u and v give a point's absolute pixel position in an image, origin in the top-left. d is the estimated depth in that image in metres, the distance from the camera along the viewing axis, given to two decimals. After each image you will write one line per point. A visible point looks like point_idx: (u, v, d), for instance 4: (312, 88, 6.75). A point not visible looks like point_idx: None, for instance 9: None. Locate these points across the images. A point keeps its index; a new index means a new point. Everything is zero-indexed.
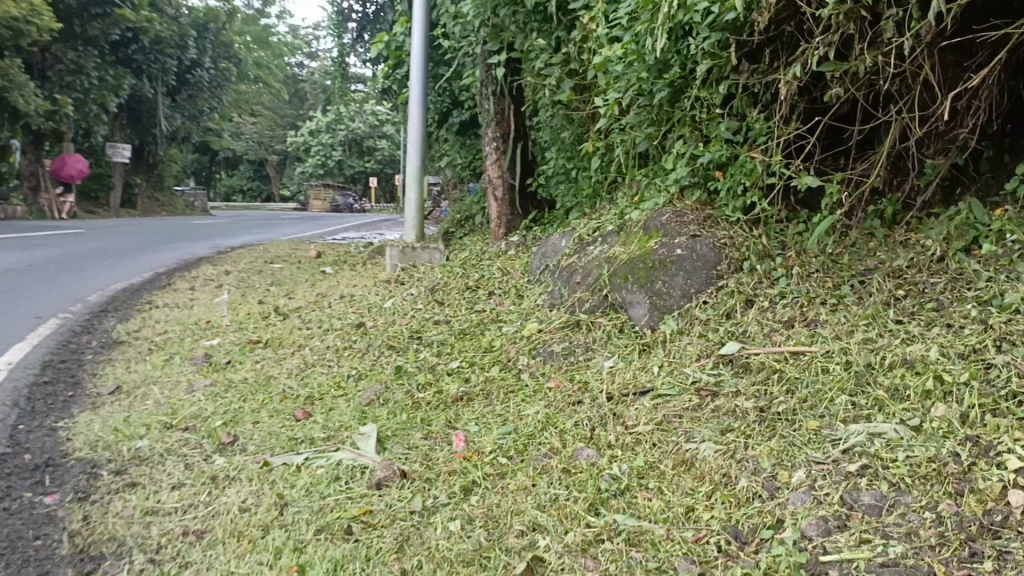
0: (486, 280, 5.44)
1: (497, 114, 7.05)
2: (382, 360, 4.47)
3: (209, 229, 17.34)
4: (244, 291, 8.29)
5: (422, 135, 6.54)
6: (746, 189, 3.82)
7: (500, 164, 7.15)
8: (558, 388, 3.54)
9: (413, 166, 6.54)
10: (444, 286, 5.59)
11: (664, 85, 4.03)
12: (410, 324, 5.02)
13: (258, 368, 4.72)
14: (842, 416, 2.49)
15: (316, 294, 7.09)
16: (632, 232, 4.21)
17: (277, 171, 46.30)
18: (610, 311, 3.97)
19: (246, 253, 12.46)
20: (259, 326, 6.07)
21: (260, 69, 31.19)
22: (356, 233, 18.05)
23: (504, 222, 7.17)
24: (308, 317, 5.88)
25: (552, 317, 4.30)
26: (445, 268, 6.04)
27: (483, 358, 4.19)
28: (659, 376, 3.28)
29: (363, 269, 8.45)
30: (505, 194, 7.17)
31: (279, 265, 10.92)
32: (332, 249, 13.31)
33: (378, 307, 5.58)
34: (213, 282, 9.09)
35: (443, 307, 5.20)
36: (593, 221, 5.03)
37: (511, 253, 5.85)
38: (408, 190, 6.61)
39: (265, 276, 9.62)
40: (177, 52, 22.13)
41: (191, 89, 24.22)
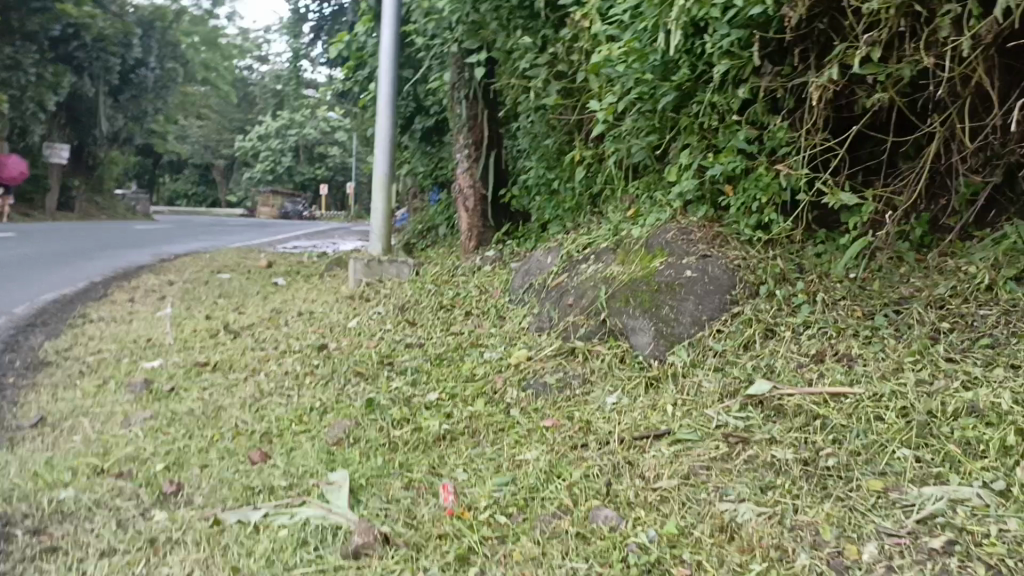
0: (462, 298, 4.99)
1: (469, 120, 6.64)
2: (350, 389, 3.97)
3: (152, 235, 16.41)
4: (189, 304, 7.63)
5: (390, 140, 6.05)
6: (760, 205, 3.49)
7: (471, 172, 6.72)
8: (557, 428, 3.12)
9: (380, 173, 6.04)
10: (415, 304, 5.11)
11: (669, 88, 3.69)
12: (379, 347, 4.53)
13: (206, 398, 4.16)
14: (910, 476, 2.13)
15: (270, 309, 6.50)
16: (631, 250, 3.83)
17: (225, 176, 44.90)
18: (609, 338, 3.58)
19: (192, 261, 11.71)
20: (207, 346, 5.49)
21: (210, 71, 30.15)
22: (308, 242, 17.34)
23: (475, 235, 6.73)
24: (262, 337, 5.32)
25: (542, 343, 3.88)
26: (415, 283, 5.54)
27: (465, 389, 3.74)
28: (676, 415, 2.89)
29: (321, 282, 7.90)
30: (477, 205, 6.72)
31: (228, 275, 10.23)
32: (284, 259, 12.64)
33: (342, 326, 5.06)
34: (154, 293, 8.38)
35: (416, 327, 4.72)
36: (582, 236, 4.63)
37: (488, 269, 5.42)
38: (374, 199, 6.08)
39: (212, 287, 8.94)
40: (121, 51, 21.16)
41: (136, 90, 23.18)
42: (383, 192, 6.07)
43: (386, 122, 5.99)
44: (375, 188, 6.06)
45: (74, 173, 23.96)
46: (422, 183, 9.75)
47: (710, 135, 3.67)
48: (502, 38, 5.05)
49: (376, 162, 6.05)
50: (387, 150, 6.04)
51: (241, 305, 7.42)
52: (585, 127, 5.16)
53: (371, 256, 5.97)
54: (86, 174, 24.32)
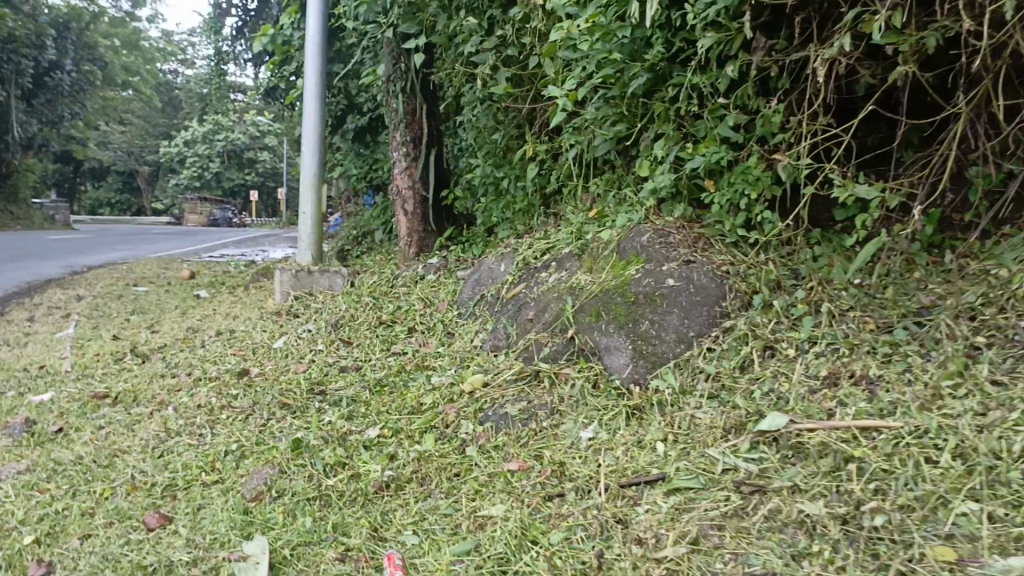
0: (404, 312, 4.41)
1: (407, 115, 6.06)
2: (274, 425, 3.33)
3: (61, 245, 15.12)
4: (94, 322, 6.75)
5: (320, 137, 5.41)
6: (749, 202, 3.06)
7: (410, 172, 6.13)
8: (525, 473, 2.60)
9: (310, 173, 5.38)
10: (350, 319, 4.50)
11: (641, 69, 3.23)
12: (309, 371, 3.90)
13: (98, 439, 3.43)
14: (988, 542, 1.72)
15: (185, 327, 5.72)
16: (601, 256, 3.34)
17: (147, 182, 42.74)
18: (581, 359, 3.08)
19: (104, 274, 10.68)
20: (109, 372, 4.66)
21: (130, 73, 28.55)
22: (235, 251, 16.34)
23: (415, 240, 6.15)
24: (172, 360, 4.59)
25: (499, 365, 3.33)
26: (350, 294, 4.92)
27: (411, 423, 3.16)
28: (670, 456, 2.41)
29: (245, 294, 7.16)
30: (417, 208, 6.14)
31: (143, 288, 9.31)
32: (208, 268, 11.73)
33: (266, 347, 4.40)
34: (57, 310, 7.46)
35: (351, 348, 4.11)
36: (538, 240, 4.12)
37: (432, 278, 4.85)
38: (301, 202, 5.41)
39: (124, 302, 8.05)
40: (30, 51, 19.72)
41: (48, 92, 21.64)
42: (312, 194, 5.40)
43: (314, 116, 5.35)
44: (303, 191, 5.39)
45: None
46: (355, 185, 9.08)
47: (688, 124, 3.23)
48: (443, 20, 4.51)
49: (304, 162, 5.38)
50: (316, 147, 5.38)
51: (153, 323, 6.59)
52: (537, 120, 4.66)
53: (299, 266, 5.25)
54: None
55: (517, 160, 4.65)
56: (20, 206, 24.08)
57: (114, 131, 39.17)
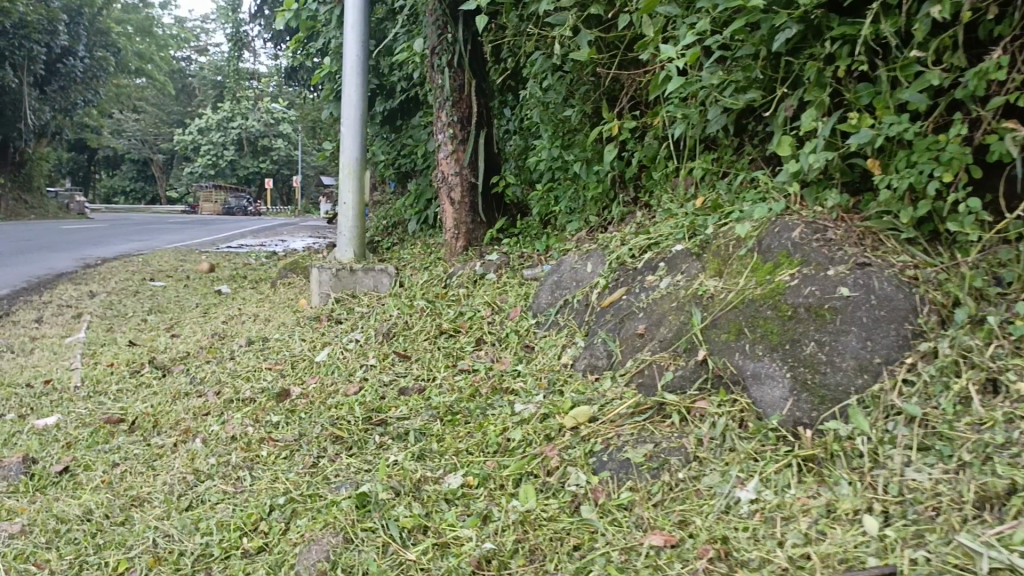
0: (469, 319, 3.77)
1: (455, 92, 5.41)
2: (328, 467, 2.70)
3: (74, 236, 14.53)
4: (108, 324, 6.13)
5: (360, 114, 4.68)
6: (937, 188, 2.40)
7: (457, 156, 5.49)
8: (676, 553, 1.93)
9: (350, 156, 4.65)
10: (404, 326, 3.86)
11: (791, 20, 2.56)
12: (361, 393, 3.26)
13: (112, 483, 2.79)
14: None
15: (209, 332, 5.08)
16: (733, 258, 2.68)
17: (163, 170, 42.27)
18: (718, 391, 2.43)
19: (121, 267, 10.10)
20: (125, 389, 4.01)
21: (145, 60, 28.01)
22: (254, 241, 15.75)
23: (464, 232, 5.54)
24: (198, 375, 3.95)
25: (605, 394, 2.66)
26: (399, 296, 4.28)
27: (502, 468, 2.52)
28: (889, 539, 1.77)
29: (274, 293, 6.53)
30: (465, 196, 5.53)
31: (160, 283, 8.71)
32: (228, 260, 11.15)
33: (307, 361, 3.76)
34: (69, 309, 6.85)
35: (410, 364, 3.47)
36: (631, 234, 3.46)
37: (493, 278, 4.21)
38: (341, 191, 4.68)
39: (141, 300, 7.46)
40: (43, 37, 19.14)
41: (61, 80, 21.06)
42: (353, 181, 4.67)
43: (354, 90, 4.64)
44: (343, 177, 4.67)
45: None
46: (384, 173, 8.44)
47: (847, 90, 2.56)
48: None
49: (343, 144, 4.66)
50: (356, 127, 4.67)
51: (173, 325, 5.96)
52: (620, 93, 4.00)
53: (339, 264, 4.57)
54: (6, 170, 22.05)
55: (596, 140, 3.99)
56: (35, 195, 23.61)
57: (128, 120, 38.69)
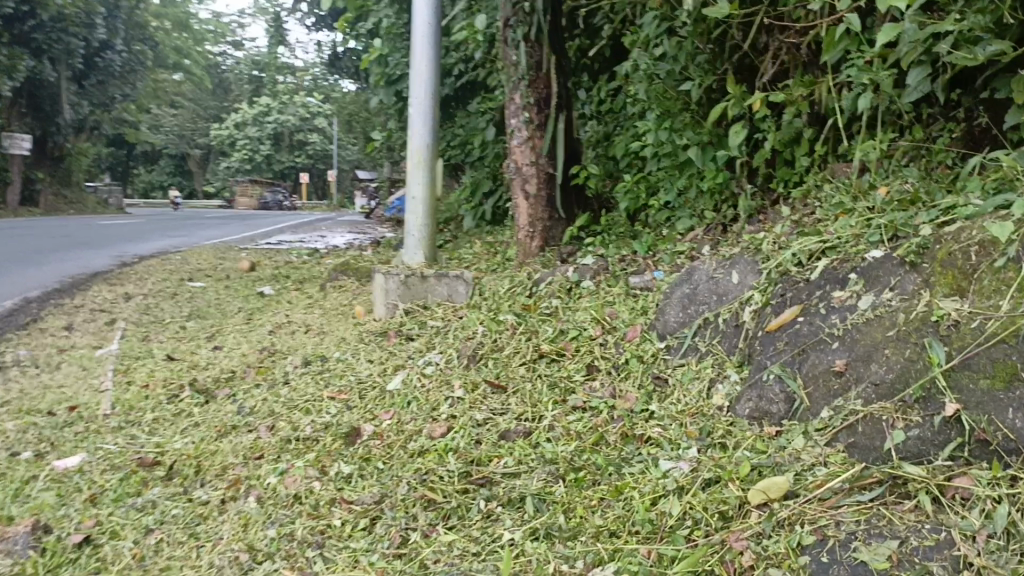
0: (569, 336, 3.09)
1: (530, 70, 4.80)
2: (423, 548, 2.04)
3: (110, 232, 14.19)
4: (144, 333, 5.58)
5: (432, 92, 4.00)
6: None
7: (533, 144, 4.88)
8: None
9: (419, 142, 3.98)
10: (491, 346, 3.21)
11: None
12: (450, 436, 2.63)
13: (146, 562, 2.17)
14: None
15: (255, 347, 4.48)
16: (980, 271, 1.97)
17: (200, 165, 42.30)
18: (981, 463, 1.72)
19: (158, 266, 9.62)
20: (161, 420, 3.41)
21: (182, 54, 27.82)
22: (293, 237, 15.28)
23: (539, 230, 4.94)
24: (247, 405, 3.34)
25: (799, 456, 1.94)
26: (479, 309, 3.65)
27: (668, 563, 1.81)
28: None
29: (323, 298, 5.94)
30: (542, 189, 4.91)
31: (199, 284, 8.19)
32: (268, 257, 10.65)
33: (377, 390, 3.14)
34: (102, 314, 6.32)
35: (508, 398, 2.81)
36: (785, 234, 2.74)
37: (591, 287, 3.54)
38: (409, 183, 4.01)
39: (178, 304, 6.91)
40: (81, 31, 18.83)
41: (99, 75, 20.78)
42: (422, 171, 3.99)
43: (425, 64, 3.96)
44: (411, 166, 4.00)
45: (36, 165, 21.56)
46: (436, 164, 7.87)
47: None
48: None
49: (411, 128, 3.99)
50: (427, 108, 3.99)
51: (214, 335, 5.40)
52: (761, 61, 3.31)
53: (407, 269, 3.90)
54: (45, 166, 21.95)
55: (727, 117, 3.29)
56: (74, 191, 23.49)
57: (166, 114, 38.64)
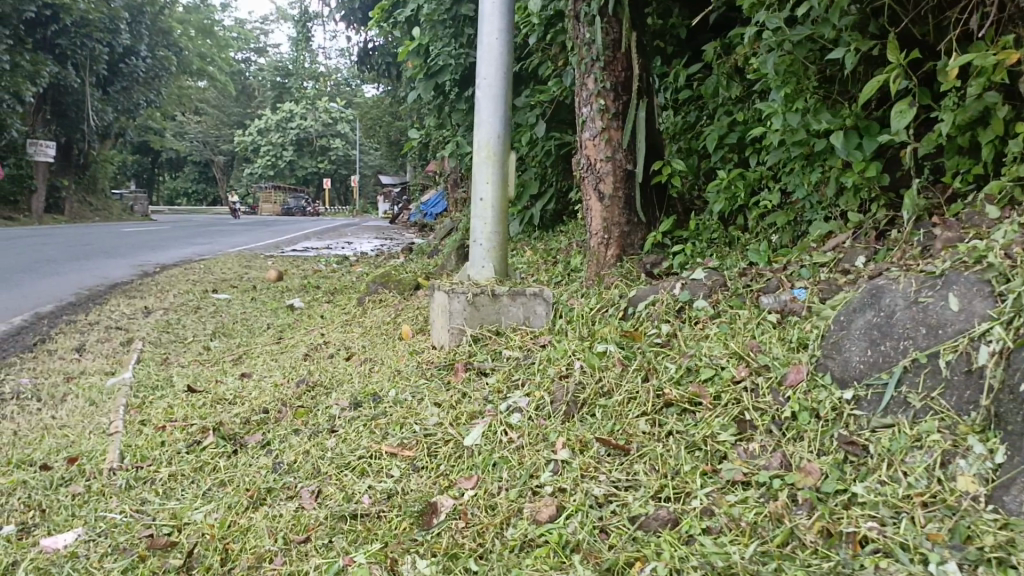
0: (700, 375, 2.38)
1: (606, 50, 4.14)
2: None
3: (133, 240, 13.75)
4: (163, 357, 4.98)
5: (503, 72, 3.30)
6: None
7: (609, 137, 4.21)
8: None
9: (488, 132, 3.28)
10: (593, 386, 2.50)
11: None
12: (566, 523, 1.93)
13: None
14: None
15: (289, 378, 3.85)
16: None
17: (224, 171, 42.17)
18: None
19: (181, 275, 9.07)
20: (180, 479, 2.77)
21: (205, 61, 27.55)
22: (319, 244, 14.75)
23: (617, 235, 4.27)
24: (285, 461, 2.68)
25: None
26: (569, 337, 2.95)
27: None
28: None
29: (361, 316, 5.31)
30: (619, 188, 4.23)
31: (224, 295, 7.61)
32: (295, 265, 10.10)
33: (451, 445, 2.45)
34: (119, 332, 5.74)
35: (633, 465, 2.10)
36: (1016, 242, 2.02)
37: (708, 309, 2.85)
38: (475, 182, 3.31)
39: (202, 319, 6.32)
40: (106, 36, 18.45)
41: (123, 80, 20.41)
42: (493, 168, 3.29)
43: (496, 37, 3.27)
44: (478, 162, 3.30)
45: (61, 172, 21.28)
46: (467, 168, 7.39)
47: None
48: None
49: (479, 116, 3.29)
50: (498, 91, 3.29)
51: (242, 360, 4.78)
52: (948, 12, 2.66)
53: (474, 286, 3.22)
54: (70, 172, 21.67)
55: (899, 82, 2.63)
56: (98, 198, 23.21)
57: (190, 121, 38.47)
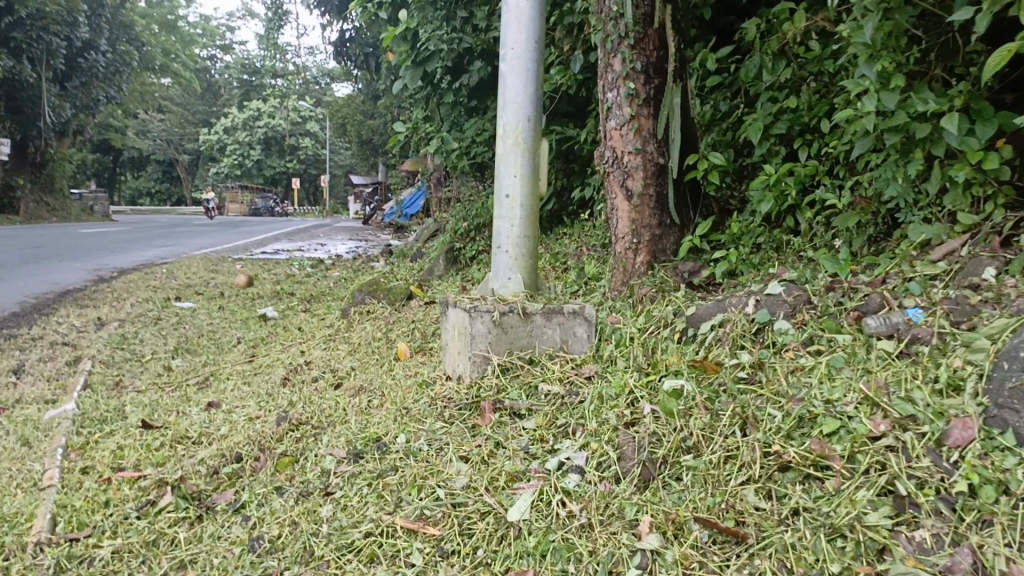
0: (814, 425, 1.83)
1: (638, 24, 3.65)
2: None
3: (90, 241, 12.89)
4: (117, 380, 4.31)
5: (534, 41, 2.71)
6: None
7: (640, 125, 3.70)
8: None
9: (517, 113, 2.70)
10: (670, 437, 1.94)
11: None
12: None
13: None
14: None
15: (266, 414, 3.24)
16: None
17: (189, 171, 40.93)
18: None
19: (141, 281, 8.33)
20: (127, 560, 2.15)
21: (169, 57, 26.52)
22: (291, 245, 14.05)
23: (648, 238, 3.76)
24: (266, 536, 2.07)
25: None
26: (622, 370, 2.40)
27: None
28: None
29: (345, 330, 4.71)
30: (650, 184, 3.72)
31: (189, 304, 6.92)
32: (266, 270, 9.42)
33: (489, 519, 1.86)
34: (67, 348, 5.04)
35: (756, 560, 1.54)
36: None
37: (793, 334, 2.32)
38: (499, 175, 2.73)
39: (164, 332, 5.64)
40: (63, 29, 17.46)
41: (82, 75, 19.38)
42: (521, 157, 2.70)
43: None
44: (503, 150, 2.72)
45: (17, 170, 20.17)
46: (455, 164, 6.91)
47: None
48: None
49: (505, 93, 2.71)
50: (528, 64, 2.70)
51: (209, 384, 4.15)
52: None
53: (500, 301, 2.64)
54: (25, 171, 20.58)
55: None
56: (56, 197, 22.07)
57: (154, 119, 37.24)
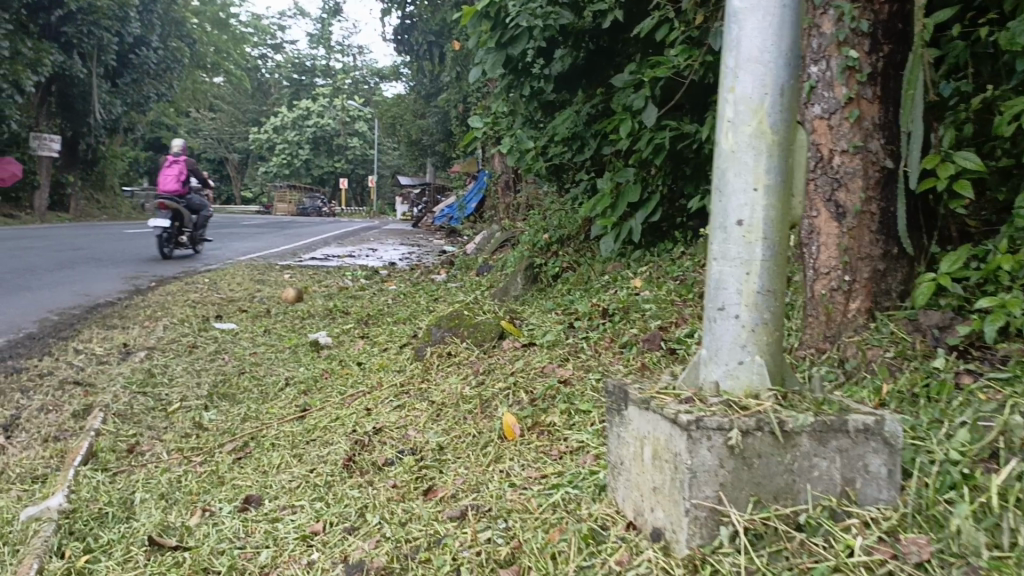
0: None
1: None
2: None
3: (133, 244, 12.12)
4: (132, 443, 3.31)
5: None
6: None
7: (862, 111, 2.58)
8: None
9: (761, 83, 1.58)
10: None
11: None
12: None
13: None
14: None
15: (325, 538, 2.19)
16: None
17: (238, 170, 40.73)
18: None
19: (180, 293, 7.42)
20: None
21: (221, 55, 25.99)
22: (340, 251, 13.11)
23: (867, 274, 2.61)
24: None
25: None
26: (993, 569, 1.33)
27: None
28: None
29: (417, 379, 3.65)
30: (873, 197, 2.58)
31: (229, 325, 5.96)
32: (314, 281, 8.47)
33: None
34: (79, 389, 4.06)
35: None
36: None
37: None
38: (726, 188, 1.62)
39: (197, 366, 4.66)
40: (115, 25, 16.77)
41: (134, 72, 18.80)
42: (767, 159, 1.59)
43: None
44: (736, 145, 1.61)
45: (67, 168, 19.70)
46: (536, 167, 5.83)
47: None
48: None
49: (743, 49, 1.60)
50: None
51: (247, 456, 3.12)
52: None
53: (732, 405, 1.54)
54: (75, 169, 20.08)
55: None
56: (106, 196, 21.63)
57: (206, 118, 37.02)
